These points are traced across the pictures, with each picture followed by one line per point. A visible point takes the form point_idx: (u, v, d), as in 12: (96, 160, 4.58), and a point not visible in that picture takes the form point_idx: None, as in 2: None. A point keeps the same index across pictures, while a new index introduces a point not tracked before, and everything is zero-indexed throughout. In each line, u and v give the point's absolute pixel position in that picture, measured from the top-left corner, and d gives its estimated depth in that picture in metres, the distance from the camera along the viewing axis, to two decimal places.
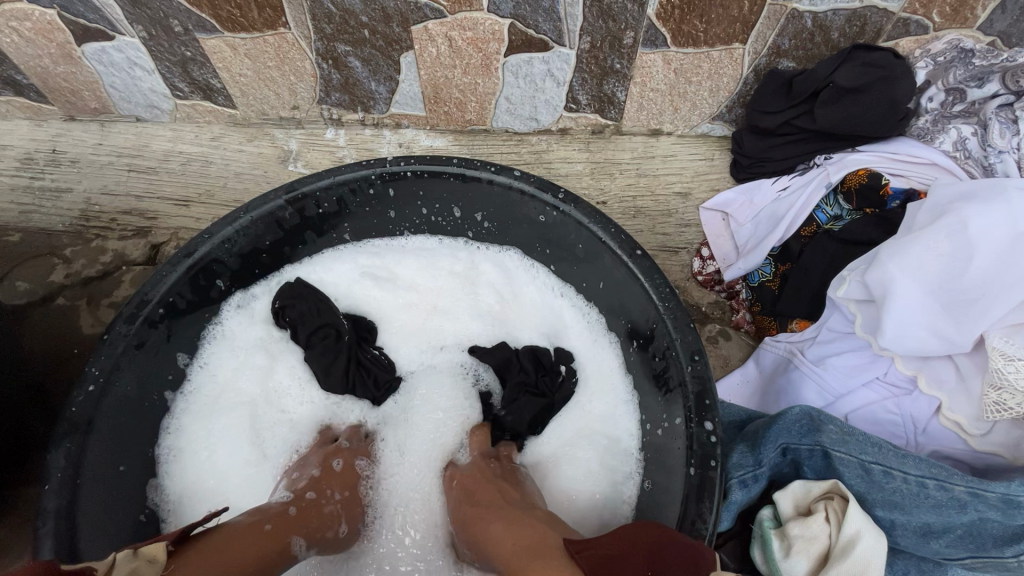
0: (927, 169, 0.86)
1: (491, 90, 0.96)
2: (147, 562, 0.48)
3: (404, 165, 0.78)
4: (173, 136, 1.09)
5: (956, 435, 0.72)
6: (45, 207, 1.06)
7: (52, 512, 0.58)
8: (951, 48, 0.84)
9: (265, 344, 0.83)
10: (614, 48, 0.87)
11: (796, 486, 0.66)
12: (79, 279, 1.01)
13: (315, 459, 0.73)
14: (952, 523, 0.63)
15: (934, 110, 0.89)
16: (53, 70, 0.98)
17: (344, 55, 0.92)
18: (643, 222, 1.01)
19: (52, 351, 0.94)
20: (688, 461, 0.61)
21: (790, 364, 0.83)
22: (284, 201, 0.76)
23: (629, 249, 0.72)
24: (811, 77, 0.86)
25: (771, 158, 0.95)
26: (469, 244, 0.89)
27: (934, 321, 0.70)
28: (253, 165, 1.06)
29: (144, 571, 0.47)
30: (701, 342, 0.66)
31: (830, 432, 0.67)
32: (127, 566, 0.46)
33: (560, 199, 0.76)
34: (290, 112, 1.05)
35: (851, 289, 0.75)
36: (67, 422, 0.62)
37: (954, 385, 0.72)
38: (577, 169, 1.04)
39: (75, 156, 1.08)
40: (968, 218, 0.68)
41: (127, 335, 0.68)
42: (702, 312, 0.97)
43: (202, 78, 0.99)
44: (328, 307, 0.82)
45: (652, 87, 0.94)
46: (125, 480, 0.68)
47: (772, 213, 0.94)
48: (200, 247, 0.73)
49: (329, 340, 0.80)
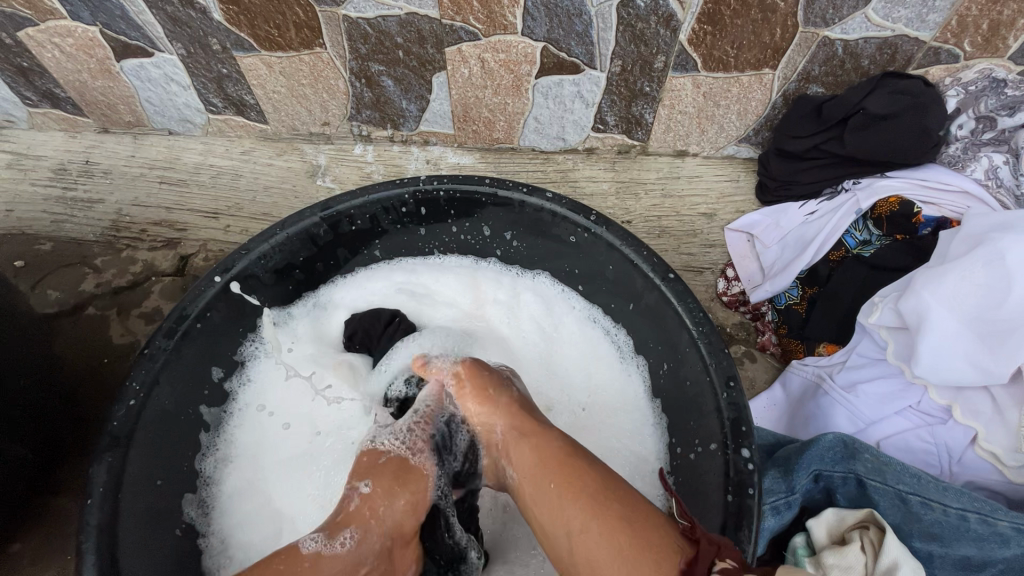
0: (959, 198, 0.87)
1: (520, 110, 0.97)
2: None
3: (437, 184, 0.79)
4: (204, 149, 1.11)
5: (991, 466, 0.72)
6: (77, 216, 1.07)
7: (95, 527, 0.59)
8: (983, 78, 0.84)
9: (314, 359, 0.86)
10: (645, 72, 0.88)
11: (829, 514, 0.66)
12: (109, 289, 1.02)
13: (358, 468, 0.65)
14: (994, 558, 0.62)
15: (964, 137, 0.89)
16: (91, 85, 1.00)
17: (377, 74, 0.93)
18: (668, 242, 1.01)
19: (82, 360, 0.95)
20: (725, 488, 0.61)
21: (818, 390, 0.83)
22: (320, 218, 0.77)
23: (662, 272, 0.72)
24: (840, 104, 0.87)
25: (799, 182, 0.96)
26: (511, 270, 0.91)
27: (971, 350, 0.71)
28: (282, 179, 1.07)
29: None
30: (736, 368, 0.66)
31: (865, 460, 0.67)
32: None
33: (592, 221, 0.76)
34: (321, 127, 1.07)
35: (884, 315, 0.77)
36: (109, 436, 0.63)
37: (990, 416, 0.73)
38: (603, 188, 1.04)
39: (108, 168, 1.10)
40: (1005, 249, 0.70)
41: (166, 349, 0.69)
42: (727, 332, 0.96)
43: (236, 94, 1.01)
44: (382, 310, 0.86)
45: (680, 110, 0.95)
46: (163, 493, 0.69)
47: (799, 237, 0.95)
48: (237, 262, 0.74)
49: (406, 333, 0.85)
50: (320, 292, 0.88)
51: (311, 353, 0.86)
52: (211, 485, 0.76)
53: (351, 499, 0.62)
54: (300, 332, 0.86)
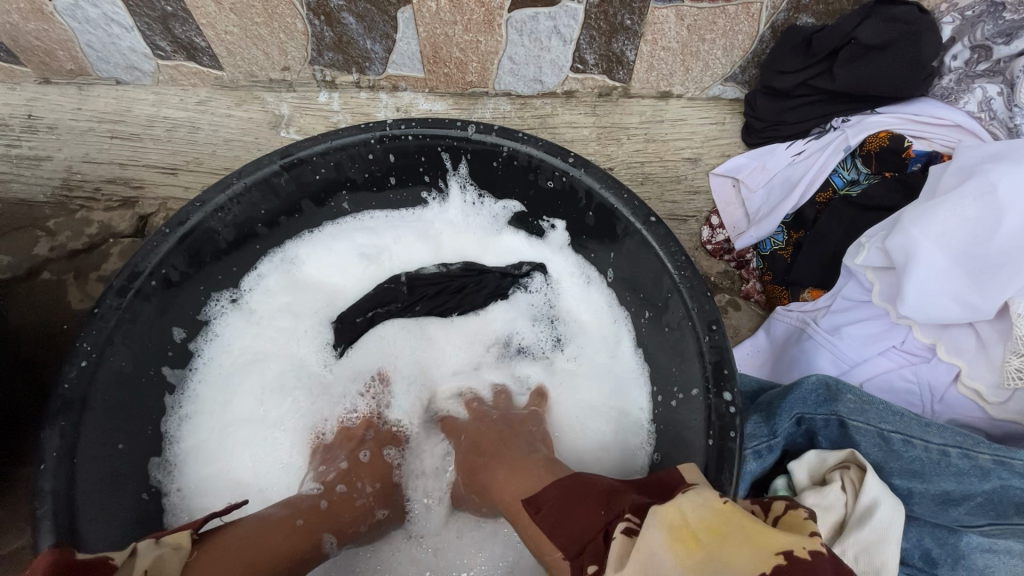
0: (949, 132, 0.84)
1: (493, 49, 0.90)
2: (172, 549, 0.51)
3: (405, 128, 0.73)
4: (156, 100, 1.01)
5: (974, 403, 0.72)
6: (24, 175, 1.00)
7: (49, 492, 0.56)
8: (980, 2, 0.80)
9: (290, 313, 0.82)
10: (626, 2, 0.81)
11: (811, 455, 0.65)
12: (64, 252, 0.97)
13: (343, 450, 0.73)
14: (972, 491, 0.62)
15: (958, 69, 0.85)
16: (24, 28, 0.89)
17: (337, 10, 0.85)
18: (651, 189, 0.98)
19: (39, 326, 0.91)
20: (707, 432, 0.61)
21: (802, 334, 0.83)
22: (280, 166, 0.72)
23: (642, 216, 0.69)
24: (831, 35, 0.82)
25: (786, 121, 0.92)
26: (499, 226, 0.87)
27: (958, 287, 0.70)
28: (243, 131, 1.01)
29: (169, 557, 0.50)
30: (719, 312, 0.64)
31: (847, 401, 0.66)
32: (151, 554, 0.49)
33: (570, 163, 0.72)
34: (281, 73, 0.98)
35: (871, 256, 0.75)
36: (60, 400, 0.60)
37: (975, 353, 0.72)
38: (583, 134, 0.99)
39: (53, 122, 1.00)
40: (998, 180, 0.67)
41: (119, 308, 0.65)
42: (711, 281, 0.97)
43: (185, 36, 0.90)
44: (367, 306, 0.83)
45: (664, 46, 0.89)
46: (125, 458, 0.67)
47: (786, 179, 0.92)
48: (192, 216, 0.69)
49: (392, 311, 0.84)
50: (287, 246, 0.83)
51: (286, 309, 0.82)
52: (175, 444, 0.73)
53: (358, 495, 0.68)
54: (271, 291, 0.83)
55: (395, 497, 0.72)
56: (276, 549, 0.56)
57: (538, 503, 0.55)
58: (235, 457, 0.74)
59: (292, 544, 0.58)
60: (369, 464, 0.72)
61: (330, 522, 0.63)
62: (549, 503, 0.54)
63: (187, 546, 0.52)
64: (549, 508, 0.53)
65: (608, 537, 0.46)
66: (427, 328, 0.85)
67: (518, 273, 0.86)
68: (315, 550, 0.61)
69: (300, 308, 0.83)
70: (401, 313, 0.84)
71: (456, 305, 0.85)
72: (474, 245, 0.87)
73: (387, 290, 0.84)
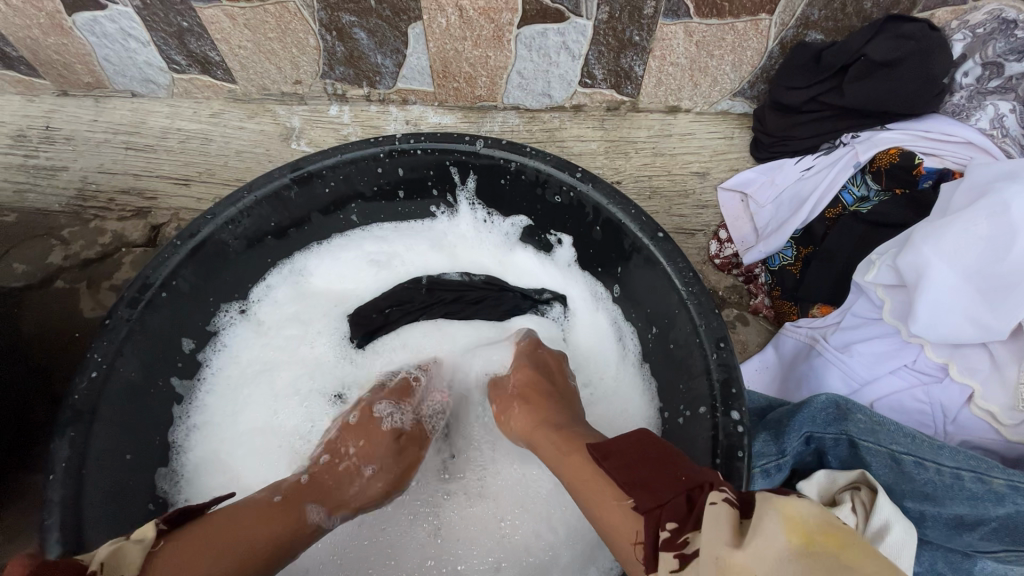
0: (960, 148, 0.84)
1: (503, 63, 0.91)
2: (136, 540, 0.50)
3: (414, 142, 0.74)
4: (171, 112, 1.03)
5: (988, 425, 0.71)
6: (41, 185, 1.02)
7: (57, 503, 0.57)
8: (991, 19, 0.79)
9: (298, 325, 0.83)
10: (634, 19, 0.81)
11: (820, 476, 0.64)
12: (77, 261, 0.98)
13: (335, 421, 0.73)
14: (987, 516, 0.61)
15: (969, 85, 0.85)
16: (44, 42, 0.91)
17: (349, 25, 0.86)
18: (659, 203, 0.98)
19: (52, 333, 0.92)
20: (714, 452, 0.60)
21: (812, 351, 0.82)
22: (290, 179, 0.73)
23: (650, 231, 0.69)
24: (840, 51, 0.82)
25: (794, 136, 0.92)
26: (510, 241, 0.87)
27: (971, 306, 0.69)
28: (255, 143, 1.02)
29: (133, 547, 0.49)
30: (726, 329, 0.64)
31: (858, 421, 0.65)
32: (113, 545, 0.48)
33: (577, 178, 0.72)
34: (293, 87, 1.00)
35: (882, 274, 0.74)
36: (70, 410, 0.60)
37: (988, 374, 0.71)
38: (591, 147, 1.00)
39: (70, 133, 1.02)
40: (1010, 200, 0.67)
41: (130, 319, 0.66)
42: (719, 296, 0.96)
43: (199, 50, 0.92)
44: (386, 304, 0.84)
45: (672, 61, 0.89)
46: (133, 468, 0.67)
47: (795, 194, 0.92)
48: (203, 227, 0.70)
49: (406, 307, 0.84)
50: (295, 258, 0.84)
51: (294, 321, 0.83)
52: (183, 455, 0.74)
53: (345, 462, 0.68)
54: (280, 303, 0.83)
55: (391, 462, 0.69)
56: (247, 530, 0.55)
57: (605, 449, 0.52)
58: (241, 467, 0.75)
59: (266, 520, 0.57)
60: (350, 420, 0.72)
61: (312, 494, 0.63)
62: (620, 455, 0.50)
63: (151, 538, 0.50)
64: (623, 457, 0.50)
65: (692, 501, 0.42)
66: (445, 331, 0.85)
67: (541, 298, 0.86)
68: (301, 523, 0.59)
69: (308, 316, 0.84)
70: (416, 315, 0.85)
71: (470, 314, 0.85)
72: (490, 253, 0.88)
73: (406, 291, 0.85)
